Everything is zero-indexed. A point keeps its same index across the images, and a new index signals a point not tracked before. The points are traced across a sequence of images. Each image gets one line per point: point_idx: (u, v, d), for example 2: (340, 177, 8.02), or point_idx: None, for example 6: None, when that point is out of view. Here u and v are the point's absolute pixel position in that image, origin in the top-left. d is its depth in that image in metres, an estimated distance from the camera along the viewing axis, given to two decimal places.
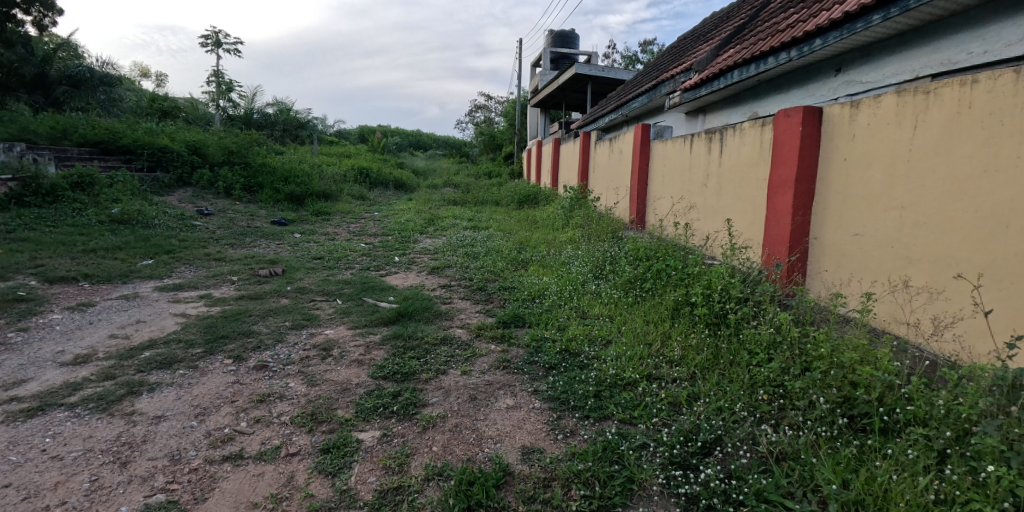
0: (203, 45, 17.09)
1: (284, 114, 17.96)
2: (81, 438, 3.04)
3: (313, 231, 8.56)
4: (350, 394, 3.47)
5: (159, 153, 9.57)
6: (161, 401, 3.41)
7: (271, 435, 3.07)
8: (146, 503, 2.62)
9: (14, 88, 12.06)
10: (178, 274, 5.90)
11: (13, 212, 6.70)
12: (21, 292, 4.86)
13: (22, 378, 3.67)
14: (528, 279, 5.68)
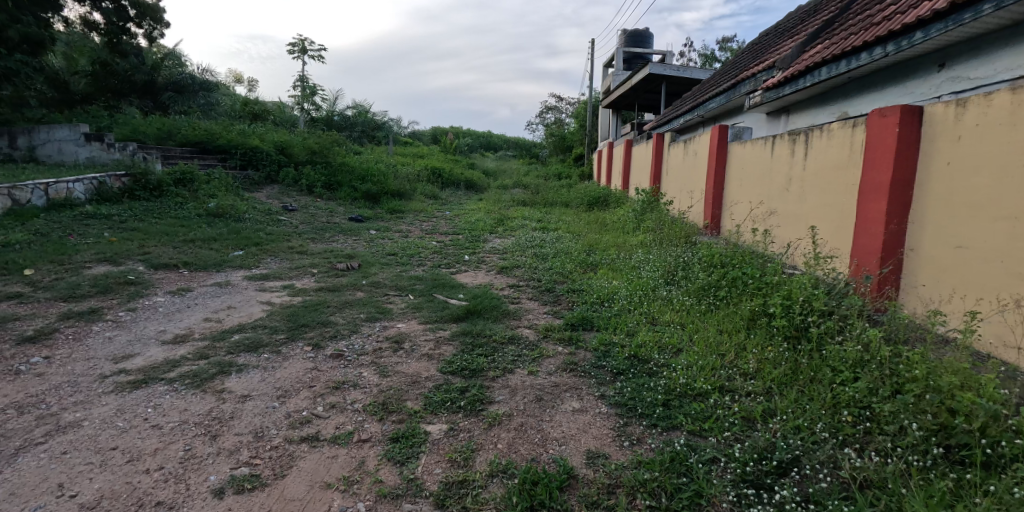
0: (291, 52, 18.18)
1: (363, 116, 18.78)
2: (178, 410, 3.39)
3: (388, 228, 8.96)
4: (420, 386, 3.68)
5: (250, 153, 10.32)
6: (248, 382, 3.74)
7: (344, 421, 3.32)
8: (232, 474, 2.89)
9: (126, 94, 13.31)
10: (265, 265, 6.36)
11: (125, 204, 7.44)
12: (131, 276, 5.40)
13: (130, 352, 4.11)
14: (596, 282, 5.74)
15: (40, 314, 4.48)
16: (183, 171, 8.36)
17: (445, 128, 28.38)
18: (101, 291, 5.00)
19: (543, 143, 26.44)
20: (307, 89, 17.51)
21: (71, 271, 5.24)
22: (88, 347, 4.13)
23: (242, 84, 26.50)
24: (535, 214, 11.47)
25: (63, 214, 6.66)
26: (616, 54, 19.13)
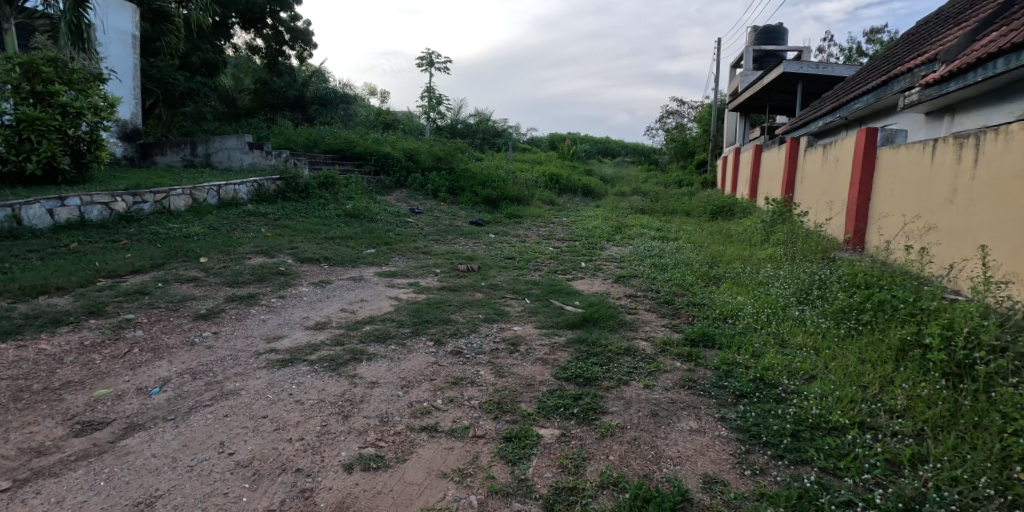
0: (420, 64, 19.40)
1: (484, 124, 19.54)
2: (317, 390, 3.83)
3: (506, 232, 9.31)
4: (534, 389, 3.85)
5: (383, 160, 11.28)
6: (376, 370, 4.14)
7: (461, 415, 3.57)
8: (360, 452, 3.21)
9: (280, 107, 14.90)
10: (393, 262, 6.90)
11: (280, 204, 8.41)
12: (282, 267, 6.12)
13: (279, 334, 4.69)
14: (720, 297, 5.60)
15: (211, 295, 5.21)
16: (326, 176, 9.25)
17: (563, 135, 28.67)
18: (258, 279, 5.73)
19: (663, 149, 25.88)
20: (434, 99, 18.52)
21: (235, 260, 6.03)
22: (246, 327, 4.76)
23: (376, 95, 28.56)
24: (654, 222, 11.32)
25: (231, 211, 7.67)
26: (746, 53, 18.33)
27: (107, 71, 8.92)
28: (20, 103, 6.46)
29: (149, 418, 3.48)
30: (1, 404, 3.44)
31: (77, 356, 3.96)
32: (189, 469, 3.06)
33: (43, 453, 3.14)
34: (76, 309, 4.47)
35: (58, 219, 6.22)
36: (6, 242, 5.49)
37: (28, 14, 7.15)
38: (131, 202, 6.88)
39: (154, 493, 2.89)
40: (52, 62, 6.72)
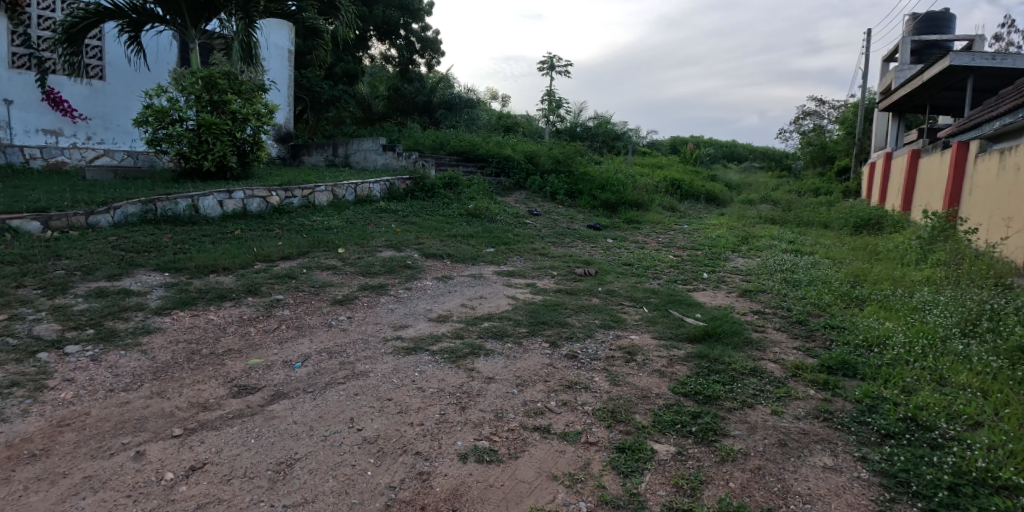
0: (542, 69, 19.78)
1: (604, 127, 19.44)
2: (437, 379, 4.03)
3: (624, 238, 9.26)
4: (650, 402, 3.79)
5: (504, 162, 11.63)
6: (493, 365, 4.29)
7: (573, 420, 3.59)
8: (475, 444, 3.33)
9: (410, 112, 15.84)
10: (512, 262, 7.13)
11: (408, 202, 8.97)
12: (409, 261, 6.54)
13: (405, 323, 5.03)
14: (863, 321, 5.13)
15: (346, 283, 5.69)
16: (451, 177, 9.72)
17: (687, 138, 27.77)
18: (388, 271, 6.17)
19: (797, 154, 24.26)
20: (554, 103, 18.75)
21: (369, 252, 6.54)
22: (376, 314, 5.15)
23: (498, 99, 29.42)
24: (785, 234, 10.64)
25: (366, 207, 8.32)
26: (902, 45, 16.70)
27: (269, 82, 10.07)
28: (200, 110, 7.52)
29: (292, 388, 3.80)
30: (177, 362, 3.88)
31: (237, 328, 4.47)
32: (324, 438, 3.30)
33: (207, 408, 3.48)
34: (237, 288, 5.06)
35: (226, 209, 7.11)
36: (186, 227, 6.39)
37: (207, 35, 8.25)
38: (283, 196, 7.70)
39: (293, 456, 3.14)
40: (226, 75, 7.71)
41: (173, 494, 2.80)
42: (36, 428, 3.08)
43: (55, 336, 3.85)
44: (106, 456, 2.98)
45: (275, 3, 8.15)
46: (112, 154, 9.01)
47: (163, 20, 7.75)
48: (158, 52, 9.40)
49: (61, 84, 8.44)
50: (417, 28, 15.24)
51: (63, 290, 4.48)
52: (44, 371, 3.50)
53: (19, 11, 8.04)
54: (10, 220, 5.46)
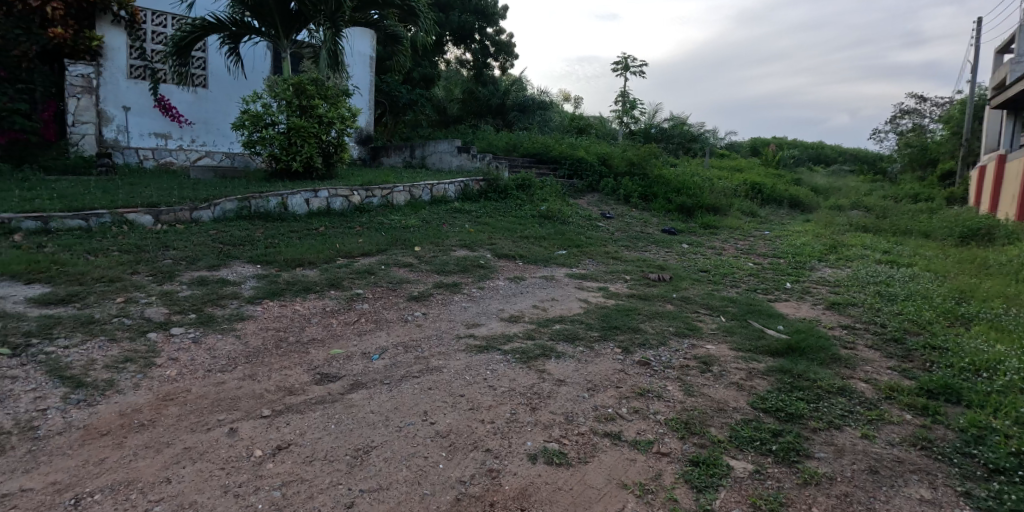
0: (616, 69, 19.63)
1: (680, 128, 18.90)
2: (509, 379, 4.06)
3: (700, 243, 9.02)
4: (727, 415, 3.67)
5: (577, 164, 11.61)
6: (564, 368, 4.28)
7: (645, 429, 3.53)
8: (544, 445, 3.33)
9: (484, 115, 16.13)
10: (584, 265, 7.12)
11: (481, 202, 9.16)
12: (482, 261, 6.66)
13: (477, 321, 5.12)
14: (970, 343, 4.74)
15: (422, 280, 5.87)
16: (524, 179, 9.81)
17: (770, 140, 26.64)
18: (462, 270, 6.31)
19: (894, 157, 22.72)
20: (628, 104, 18.78)
21: (443, 251, 6.73)
22: (450, 311, 5.28)
23: (571, 101, 29.30)
24: (879, 243, 10.00)
25: (442, 207, 8.56)
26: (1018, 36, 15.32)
27: (353, 87, 10.58)
28: (291, 114, 8.02)
29: (370, 379, 3.95)
30: (267, 347, 4.15)
31: (320, 319, 4.72)
32: (398, 429, 3.40)
33: (292, 393, 3.66)
34: (321, 281, 5.33)
35: (312, 207, 7.52)
36: (276, 222, 6.81)
37: (296, 44, 8.77)
38: (364, 196, 8.05)
39: (370, 443, 3.24)
40: (314, 81, 8.17)
41: (262, 470, 2.95)
42: (144, 401, 3.32)
43: (162, 319, 4.20)
44: (203, 430, 3.17)
45: (358, 13, 8.64)
46: (213, 155, 9.72)
47: (259, 32, 8.33)
48: (255, 61, 9.95)
49: (171, 92, 9.24)
50: (492, 32, 15.90)
51: (170, 278, 4.89)
52: (153, 349, 3.81)
53: (138, 28, 8.91)
54: (127, 214, 6.10)
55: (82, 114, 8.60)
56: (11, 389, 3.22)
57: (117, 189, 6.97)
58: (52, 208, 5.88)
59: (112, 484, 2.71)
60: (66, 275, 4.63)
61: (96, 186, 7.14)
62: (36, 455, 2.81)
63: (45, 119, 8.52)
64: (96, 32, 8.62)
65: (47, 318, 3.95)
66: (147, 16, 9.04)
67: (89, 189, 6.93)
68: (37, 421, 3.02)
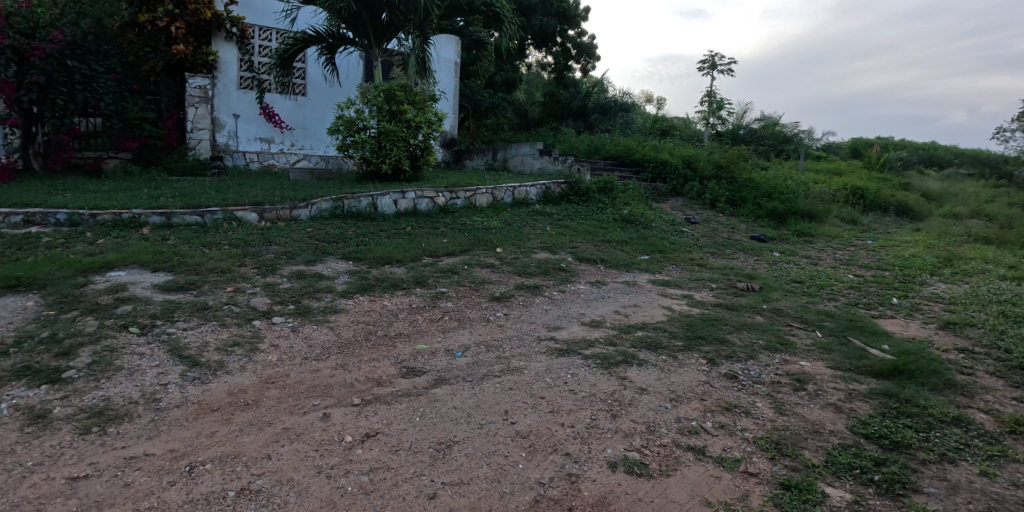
0: (701, 68, 19.10)
1: (770, 129, 17.61)
2: (589, 384, 3.98)
3: (794, 252, 8.56)
4: (823, 438, 3.46)
5: (660, 168, 11.45)
6: (646, 376, 4.14)
7: (732, 445, 3.39)
8: (625, 454, 3.27)
9: (565, 118, 16.16)
10: (667, 272, 6.96)
11: (562, 205, 9.21)
12: (563, 264, 6.65)
13: (558, 324, 5.07)
14: None
15: (504, 281, 5.94)
16: (606, 182, 9.71)
17: (874, 141, 24.84)
18: (543, 272, 6.33)
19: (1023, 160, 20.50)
20: (715, 104, 18.18)
21: (524, 253, 6.79)
22: (531, 313, 5.28)
23: (653, 102, 28.67)
24: (1004, 256, 9.04)
25: (523, 209, 8.67)
26: None
27: (439, 92, 10.94)
28: (381, 119, 8.45)
29: (453, 376, 4.01)
30: (359, 338, 4.37)
31: (407, 314, 4.89)
32: (480, 426, 3.43)
33: (380, 384, 3.79)
34: (408, 278, 5.54)
35: (399, 207, 7.84)
36: (366, 222, 7.16)
37: (387, 53, 9.16)
38: (448, 198, 8.28)
39: (452, 438, 3.30)
40: (404, 87, 8.52)
41: (352, 455, 3.08)
42: (249, 382, 3.57)
43: (265, 308, 4.50)
44: (300, 414, 3.36)
45: (445, 20, 8.84)
46: (310, 158, 10.39)
47: (353, 43, 8.79)
48: (349, 70, 10.52)
49: (274, 100, 9.96)
50: (574, 34, 16.23)
51: (272, 270, 5.25)
52: (257, 335, 4.11)
53: (247, 42, 9.61)
54: (236, 211, 6.63)
55: (199, 122, 9.41)
56: (139, 364, 3.56)
57: (227, 189, 7.57)
58: (174, 205, 6.51)
59: (220, 456, 2.93)
60: (184, 265, 5.07)
61: (209, 186, 7.80)
62: (157, 424, 3.08)
63: (169, 126, 9.31)
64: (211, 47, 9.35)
65: (168, 303, 4.33)
66: (255, 32, 9.77)
67: (204, 188, 7.59)
68: (159, 394, 3.32)
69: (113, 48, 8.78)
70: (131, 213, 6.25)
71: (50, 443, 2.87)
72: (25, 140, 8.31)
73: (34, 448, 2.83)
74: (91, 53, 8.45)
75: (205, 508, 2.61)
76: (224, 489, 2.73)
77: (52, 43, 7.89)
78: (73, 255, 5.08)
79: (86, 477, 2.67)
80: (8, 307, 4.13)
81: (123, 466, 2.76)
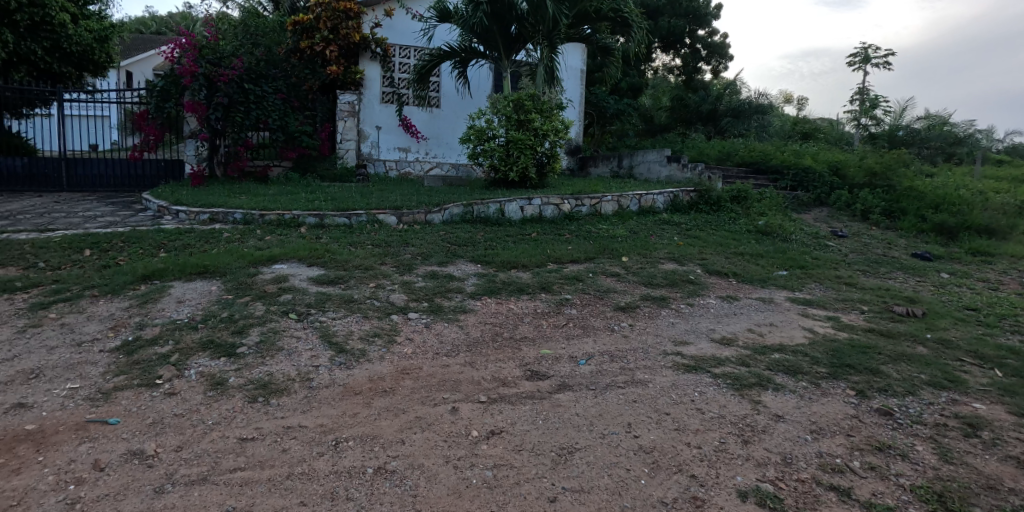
0: (850, 64, 17.73)
1: (936, 129, 15.34)
2: (719, 405, 3.70)
3: (967, 273, 7.38)
4: (1000, 496, 2.99)
5: (802, 174, 10.71)
6: (783, 403, 3.76)
7: (883, 491, 3.02)
8: (757, 484, 3.01)
9: (694, 123, 15.82)
10: (809, 290, 6.34)
11: (692, 214, 8.96)
12: (692, 276, 6.37)
13: (687, 339, 4.76)
14: None
15: (630, 291, 5.81)
16: (739, 189, 9.25)
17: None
18: (670, 283, 6.08)
19: None
20: (866, 103, 16.56)
21: (651, 263, 6.65)
22: (657, 326, 5.06)
23: (793, 102, 27.18)
24: None
25: (649, 218, 8.55)
26: None
27: (565, 101, 11.14)
28: (509, 128, 8.75)
29: (576, 382, 3.97)
30: (488, 337, 4.56)
31: (532, 319, 4.99)
32: (602, 436, 3.34)
33: (506, 384, 3.87)
34: (533, 284, 5.66)
35: (525, 213, 8.05)
36: (494, 227, 7.43)
37: (516, 64, 9.50)
38: (574, 205, 8.38)
39: (574, 444, 3.25)
40: (532, 97, 8.84)
41: (478, 449, 3.15)
42: (387, 371, 3.86)
43: (402, 303, 4.85)
44: (431, 405, 3.53)
45: (573, 29, 9.10)
46: (442, 166, 11.00)
47: (484, 56, 9.24)
48: (479, 81, 11.05)
49: (412, 112, 10.72)
50: (704, 34, 15.97)
51: (409, 270, 5.62)
52: (395, 328, 4.43)
53: (389, 61, 10.43)
54: (378, 214, 7.18)
55: (347, 134, 10.31)
56: (296, 346, 3.98)
57: (370, 194, 8.24)
58: (326, 208, 7.21)
59: (361, 435, 3.17)
60: (334, 261, 5.60)
61: (355, 191, 8.53)
62: (310, 401, 3.42)
63: (323, 137, 10.28)
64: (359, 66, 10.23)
65: (321, 294, 4.80)
66: (397, 51, 10.62)
67: (351, 193, 8.31)
68: (312, 374, 3.69)
69: (280, 71, 9.93)
70: (292, 214, 7.04)
71: (226, 407, 3.29)
72: (211, 152, 9.68)
73: (214, 409, 3.27)
74: (264, 77, 9.63)
75: (347, 479, 2.83)
76: (364, 465, 2.95)
77: (234, 70, 9.12)
78: (247, 249, 5.81)
79: (253, 439, 3.03)
80: (197, 290, 4.81)
81: (281, 433, 3.10)
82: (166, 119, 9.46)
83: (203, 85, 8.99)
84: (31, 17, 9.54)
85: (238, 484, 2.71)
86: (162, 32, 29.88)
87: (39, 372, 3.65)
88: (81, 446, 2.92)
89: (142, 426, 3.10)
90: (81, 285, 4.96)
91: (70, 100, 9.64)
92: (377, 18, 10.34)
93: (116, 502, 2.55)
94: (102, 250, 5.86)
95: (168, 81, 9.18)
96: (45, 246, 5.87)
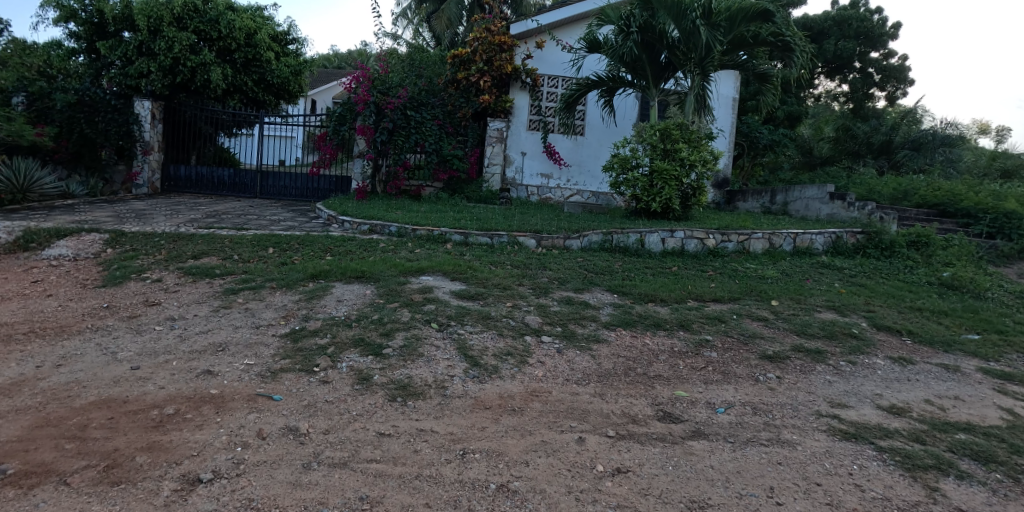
0: None
1: None
2: (884, 484, 3.24)
3: None
4: None
5: (1003, 219, 9.26)
6: (969, 496, 3.19)
7: None
8: None
9: (864, 154, 14.59)
10: (1008, 361, 5.41)
11: (858, 259, 8.12)
12: (854, 329, 5.72)
13: (846, 403, 4.26)
14: None
15: (779, 339, 5.35)
16: (919, 234, 8.29)
17: None
18: (828, 335, 5.52)
19: None
20: None
21: (806, 310, 6.10)
22: (810, 382, 4.58)
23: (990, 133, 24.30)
24: None
25: (805, 260, 7.91)
26: None
27: (715, 131, 10.86)
28: (655, 157, 8.71)
29: (713, 432, 3.70)
30: (620, 371, 4.43)
31: (668, 358, 4.77)
32: (738, 496, 3.04)
33: (636, 422, 3.72)
34: (671, 320, 5.46)
35: (667, 246, 7.84)
36: (633, 258, 7.33)
37: (665, 93, 9.45)
38: (719, 240, 8.02)
39: (706, 500, 2.99)
40: (679, 126, 8.76)
41: (602, 485, 3.02)
42: (517, 390, 3.90)
43: (537, 326, 4.92)
44: (558, 431, 3.49)
45: (727, 55, 8.92)
46: (582, 193, 11.14)
47: (631, 84, 9.33)
48: (625, 110, 11.14)
49: (557, 140, 11.07)
50: (879, 57, 15.16)
51: (545, 293, 5.70)
52: (528, 349, 4.49)
53: (538, 90, 10.93)
54: (518, 236, 7.42)
55: (494, 158, 10.94)
56: (435, 354, 4.18)
57: (512, 216, 8.55)
58: (471, 227, 7.60)
59: (487, 449, 3.21)
60: (476, 278, 5.84)
61: (498, 212, 8.88)
62: (443, 408, 3.57)
63: (471, 161, 10.92)
64: (509, 95, 10.85)
65: (461, 308, 5.01)
66: (545, 81, 11.01)
67: (495, 214, 8.68)
68: (446, 383, 3.85)
69: (438, 100, 10.80)
70: (439, 230, 7.51)
71: (369, 401, 3.53)
72: (374, 171, 10.57)
73: (359, 402, 3.52)
74: (424, 105, 10.45)
75: (471, 491, 2.85)
76: (488, 479, 2.96)
77: (400, 98, 10.04)
78: (399, 259, 6.27)
79: (389, 435, 3.21)
80: (354, 292, 5.25)
81: (415, 434, 3.25)
82: (340, 140, 10.48)
83: (372, 111, 9.92)
84: (245, 55, 11.43)
85: (374, 474, 2.87)
86: (343, 66, 33.68)
87: (225, 347, 4.19)
88: (250, 415, 3.28)
89: (299, 406, 3.41)
90: (263, 277, 5.65)
91: (268, 124, 11.26)
92: (527, 51, 10.85)
93: (272, 469, 2.82)
94: (282, 249, 6.65)
95: (345, 108, 10.29)
96: (239, 242, 6.82)
